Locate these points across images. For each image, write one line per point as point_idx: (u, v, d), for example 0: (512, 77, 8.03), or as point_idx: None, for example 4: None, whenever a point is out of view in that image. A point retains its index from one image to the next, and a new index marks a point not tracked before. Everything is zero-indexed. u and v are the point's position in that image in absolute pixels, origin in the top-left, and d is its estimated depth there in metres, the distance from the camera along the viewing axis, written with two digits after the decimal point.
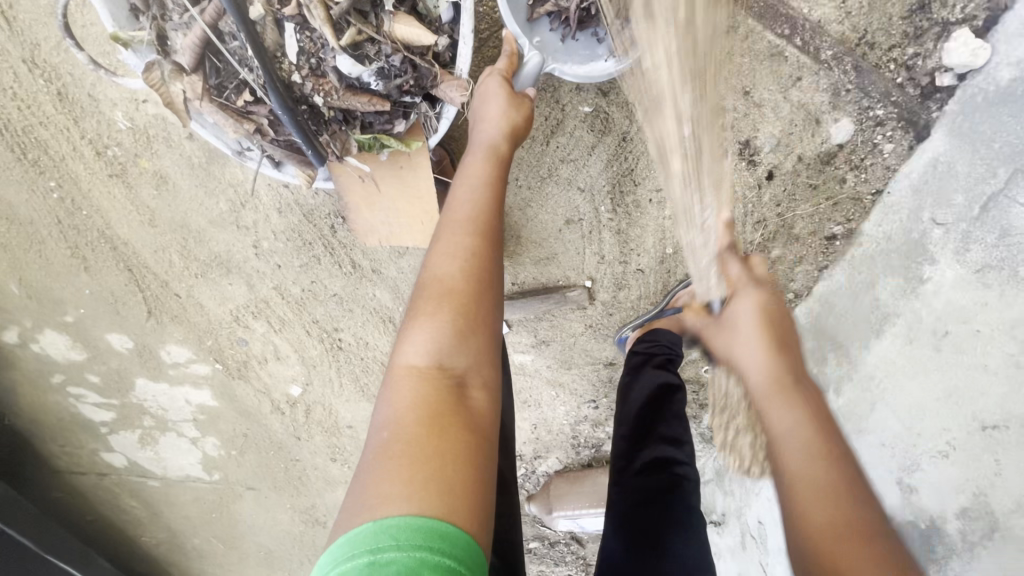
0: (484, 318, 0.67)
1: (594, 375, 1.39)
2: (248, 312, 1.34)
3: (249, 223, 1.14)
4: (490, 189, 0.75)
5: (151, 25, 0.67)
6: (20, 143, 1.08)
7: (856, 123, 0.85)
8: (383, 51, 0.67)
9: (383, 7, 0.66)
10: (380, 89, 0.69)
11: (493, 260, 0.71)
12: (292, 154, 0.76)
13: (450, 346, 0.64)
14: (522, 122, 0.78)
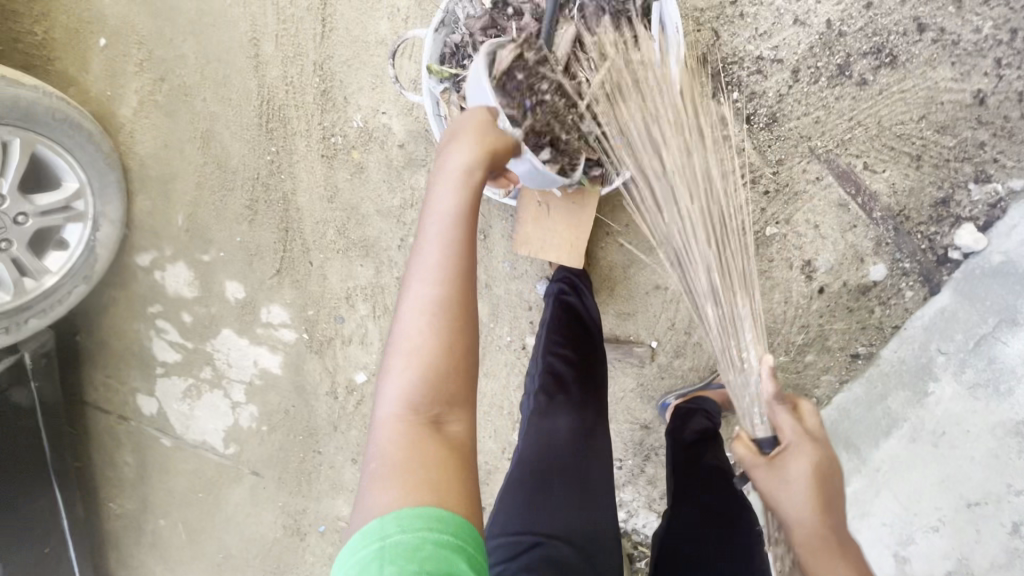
0: (452, 350, 0.76)
1: (628, 434, 1.56)
2: (360, 294, 1.58)
3: (408, 221, 1.44)
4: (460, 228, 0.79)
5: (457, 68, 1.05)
6: (269, 114, 1.41)
7: (889, 269, 1.16)
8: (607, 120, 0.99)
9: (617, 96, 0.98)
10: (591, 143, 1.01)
11: (460, 293, 0.77)
12: None
13: (418, 383, 0.75)
14: (483, 180, 0.81)
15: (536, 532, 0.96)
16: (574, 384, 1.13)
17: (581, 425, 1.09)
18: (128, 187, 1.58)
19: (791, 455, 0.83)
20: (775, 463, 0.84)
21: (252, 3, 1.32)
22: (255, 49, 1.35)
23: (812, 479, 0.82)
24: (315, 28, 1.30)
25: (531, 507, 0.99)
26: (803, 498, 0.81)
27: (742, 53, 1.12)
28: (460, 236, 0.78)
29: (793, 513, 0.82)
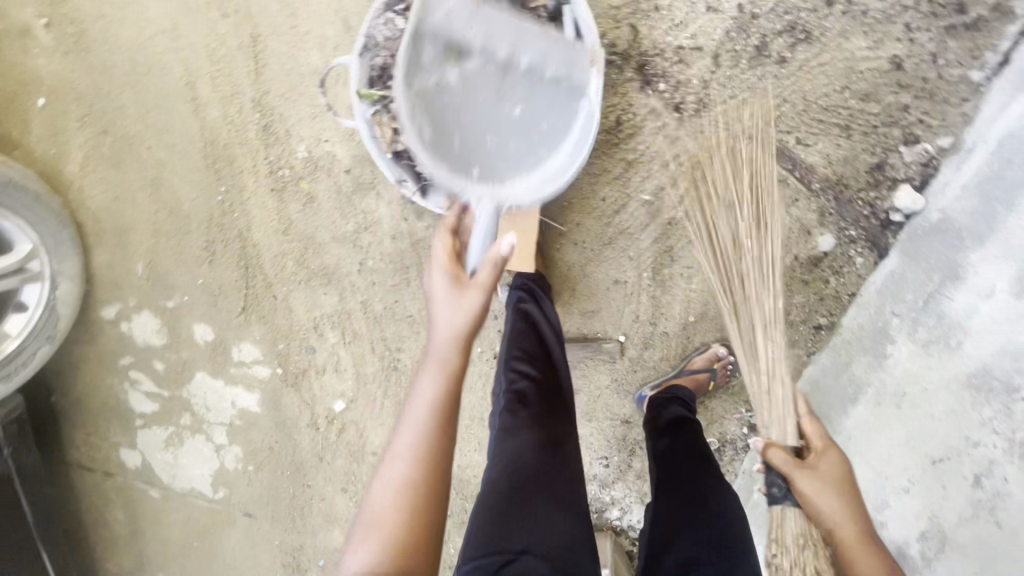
0: (439, 490, 0.78)
1: (611, 430, 1.54)
2: (328, 322, 1.58)
3: (365, 245, 1.45)
4: (451, 370, 0.84)
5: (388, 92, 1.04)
6: (215, 154, 1.41)
7: (837, 238, 1.18)
8: None
9: None
10: None
11: (451, 433, 0.81)
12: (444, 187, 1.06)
13: (405, 523, 0.75)
14: (467, 326, 0.85)
15: (504, 550, 0.93)
16: (536, 400, 1.12)
17: (544, 444, 1.07)
18: (85, 242, 1.58)
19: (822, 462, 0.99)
20: (811, 467, 0.99)
21: (184, 47, 1.33)
22: (192, 92, 1.36)
23: (843, 480, 0.97)
24: (248, 65, 1.31)
25: (503, 520, 0.96)
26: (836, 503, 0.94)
27: (661, 45, 1.19)
28: (452, 376, 0.83)
29: (832, 510, 0.94)
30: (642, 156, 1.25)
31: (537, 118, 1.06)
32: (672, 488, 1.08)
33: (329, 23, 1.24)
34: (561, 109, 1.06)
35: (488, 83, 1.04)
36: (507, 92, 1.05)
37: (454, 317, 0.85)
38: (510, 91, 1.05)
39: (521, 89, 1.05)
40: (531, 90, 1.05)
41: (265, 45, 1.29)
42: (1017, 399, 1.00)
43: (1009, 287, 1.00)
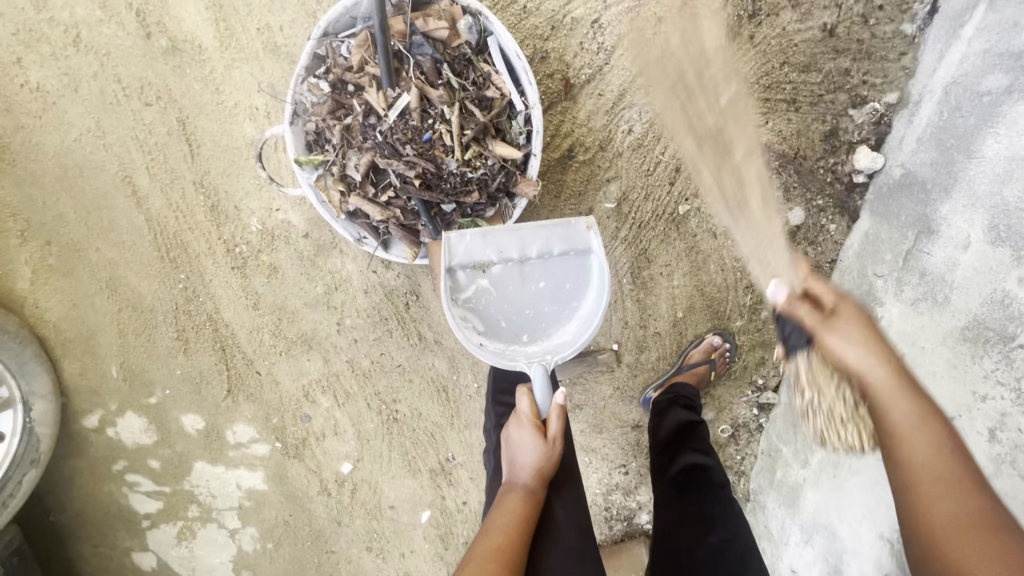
0: None
1: (623, 438, 1.49)
2: (318, 387, 1.52)
3: (338, 304, 1.41)
4: (519, 525, 0.87)
5: (322, 155, 0.97)
6: (167, 244, 1.35)
7: (805, 210, 1.20)
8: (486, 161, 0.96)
9: (488, 137, 0.95)
10: (480, 188, 0.98)
11: None
12: (406, 236, 1.03)
13: None
14: (550, 467, 0.93)
15: None
16: None
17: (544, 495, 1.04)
18: (51, 355, 1.50)
19: None
20: None
21: (112, 143, 1.26)
22: (130, 186, 1.30)
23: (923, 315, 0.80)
24: (182, 150, 1.26)
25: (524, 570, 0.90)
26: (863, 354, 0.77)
27: (595, 53, 1.17)
28: (518, 534, 0.86)
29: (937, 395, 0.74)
30: (597, 164, 1.22)
31: (560, 281, 0.99)
32: (674, 514, 1.04)
33: (255, 93, 1.20)
34: (577, 275, 0.99)
35: (513, 277, 0.98)
36: (526, 273, 0.98)
37: (537, 457, 0.92)
38: (531, 274, 0.98)
39: (539, 275, 0.98)
40: (552, 269, 0.98)
41: (196, 128, 1.24)
42: (1016, 348, 0.85)
43: (983, 235, 0.90)
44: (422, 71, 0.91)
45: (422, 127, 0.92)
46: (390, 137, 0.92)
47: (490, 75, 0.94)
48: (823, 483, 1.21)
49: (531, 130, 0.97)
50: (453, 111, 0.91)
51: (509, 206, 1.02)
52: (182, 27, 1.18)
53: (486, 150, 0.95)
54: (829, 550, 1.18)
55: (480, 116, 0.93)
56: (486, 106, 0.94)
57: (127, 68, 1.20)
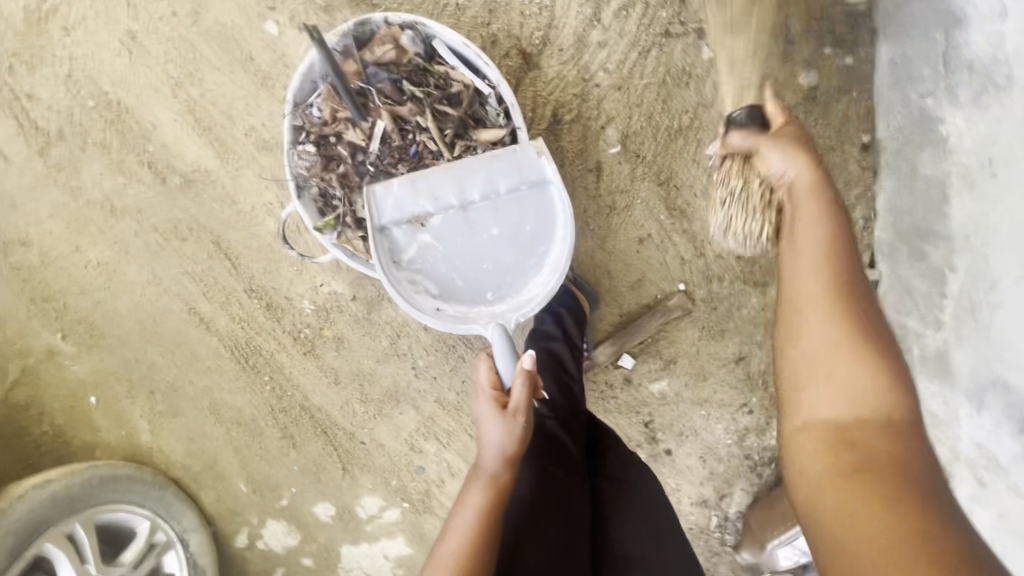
0: None
1: (730, 376, 1.39)
2: (420, 436, 1.55)
3: (406, 349, 1.45)
4: (482, 524, 0.77)
5: (330, 213, 1.02)
6: (245, 354, 1.46)
7: (814, 67, 1.20)
8: (477, 150, 0.98)
9: (469, 129, 0.98)
10: None
11: None
12: None
13: None
14: (515, 449, 0.82)
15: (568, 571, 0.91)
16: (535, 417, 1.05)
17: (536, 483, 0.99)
18: (189, 494, 1.59)
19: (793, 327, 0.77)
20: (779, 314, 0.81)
21: (168, 283, 1.38)
22: (196, 315, 1.41)
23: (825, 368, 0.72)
24: (225, 265, 1.35)
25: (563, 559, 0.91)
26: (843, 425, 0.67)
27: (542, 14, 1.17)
28: (485, 535, 0.76)
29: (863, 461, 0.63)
30: (586, 117, 1.20)
31: (518, 222, 0.95)
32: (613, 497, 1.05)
33: (264, 188, 1.26)
34: (536, 212, 0.95)
35: (458, 226, 0.95)
36: (476, 221, 0.95)
37: (501, 438, 0.82)
38: (479, 220, 0.95)
39: (493, 221, 0.95)
40: (502, 209, 0.95)
41: (229, 242, 1.33)
42: None
43: None
44: (386, 95, 0.96)
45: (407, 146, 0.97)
46: (383, 164, 0.98)
47: (448, 73, 0.97)
48: (967, 337, 1.06)
49: (507, 106, 0.98)
50: (429, 119, 0.96)
51: None
52: (185, 160, 1.25)
53: (472, 142, 0.98)
54: (1008, 405, 1.00)
55: (453, 114, 0.97)
56: (456, 102, 0.97)
57: (158, 215, 1.30)
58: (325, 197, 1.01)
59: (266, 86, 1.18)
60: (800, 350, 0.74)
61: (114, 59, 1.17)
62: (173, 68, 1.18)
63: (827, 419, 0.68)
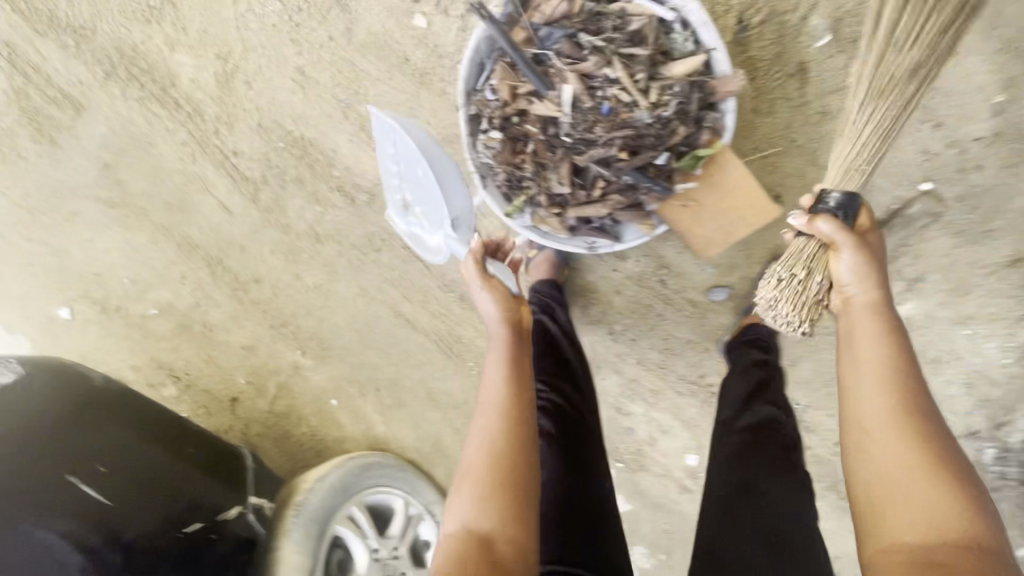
0: (511, 517, 0.78)
1: (1003, 285, 1.16)
2: (625, 399, 1.52)
3: (599, 316, 1.42)
4: (511, 398, 0.86)
5: (521, 196, 0.99)
6: (450, 345, 1.55)
7: None
8: (674, 87, 0.89)
9: (660, 65, 0.89)
10: (679, 119, 0.91)
11: (517, 474, 0.80)
12: (636, 214, 0.97)
13: (486, 524, 0.77)
14: (511, 311, 0.94)
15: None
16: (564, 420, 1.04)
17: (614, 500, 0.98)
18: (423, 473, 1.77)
19: (861, 323, 0.82)
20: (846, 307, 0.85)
21: (374, 292, 1.50)
22: (402, 316, 1.53)
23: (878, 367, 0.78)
24: (421, 266, 1.44)
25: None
26: (885, 445, 0.73)
27: None
28: (511, 379, 0.87)
29: (885, 466, 0.72)
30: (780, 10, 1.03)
31: (410, 169, 1.02)
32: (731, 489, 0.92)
33: None
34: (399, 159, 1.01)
35: (418, 193, 1.04)
36: (406, 170, 1.02)
37: (493, 305, 0.94)
38: (411, 171, 1.02)
39: (398, 181, 1.05)
40: (407, 166, 1.02)
41: None
42: None
43: None
44: (567, 55, 0.89)
45: (597, 102, 0.90)
46: (576, 131, 0.92)
47: (626, 10, 0.89)
48: None
49: (693, 31, 0.89)
50: (618, 66, 0.88)
51: (712, 117, 0.92)
52: (367, 176, 1.31)
53: (665, 78, 0.89)
54: None
55: (642, 51, 0.88)
56: (639, 39, 0.88)
57: (354, 233, 1.41)
58: (516, 180, 0.98)
59: (424, 83, 1.17)
60: (856, 368, 0.80)
61: (292, 97, 1.24)
62: (341, 91, 1.21)
63: (878, 441, 0.74)
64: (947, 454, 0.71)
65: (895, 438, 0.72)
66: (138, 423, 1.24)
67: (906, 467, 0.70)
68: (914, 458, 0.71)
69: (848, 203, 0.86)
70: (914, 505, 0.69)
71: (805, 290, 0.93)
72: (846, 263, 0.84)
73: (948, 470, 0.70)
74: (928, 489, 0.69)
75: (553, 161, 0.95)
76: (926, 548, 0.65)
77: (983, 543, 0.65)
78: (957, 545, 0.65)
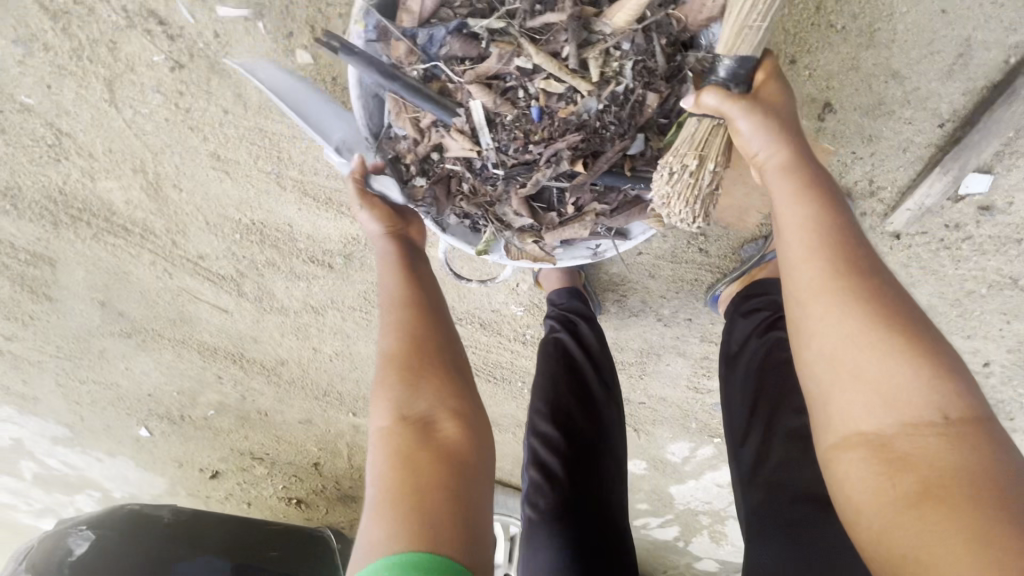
0: (431, 388, 0.73)
1: None
2: (701, 378, 1.33)
3: (641, 304, 1.20)
4: (411, 296, 0.81)
5: (488, 232, 0.90)
6: (490, 372, 1.40)
7: None
8: (621, 47, 0.73)
9: (597, 25, 0.72)
10: (637, 85, 0.74)
11: (437, 356, 0.76)
12: (623, 210, 0.87)
13: (406, 402, 0.72)
14: (388, 219, 0.85)
15: None
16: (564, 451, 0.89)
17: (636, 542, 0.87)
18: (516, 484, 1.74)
19: (774, 176, 0.63)
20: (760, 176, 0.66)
21: None
22: None
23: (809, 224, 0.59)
24: None
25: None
26: (832, 328, 0.56)
27: None
28: (409, 279, 0.82)
29: (831, 354, 0.56)
30: None
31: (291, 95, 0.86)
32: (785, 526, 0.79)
33: None
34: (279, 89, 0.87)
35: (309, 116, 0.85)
36: (290, 116, 0.88)
37: (374, 219, 0.85)
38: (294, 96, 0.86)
39: (286, 113, 0.87)
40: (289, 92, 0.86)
41: None
42: None
43: None
44: (460, 59, 0.75)
45: (523, 104, 0.75)
46: (512, 154, 0.79)
47: None
48: None
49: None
50: (532, 53, 0.72)
51: (686, 60, 0.75)
52: (334, 238, 1.16)
53: (611, 35, 0.72)
54: None
55: (558, 13, 0.72)
56: (557, 4, 0.72)
57: (348, 295, 1.28)
58: (473, 217, 0.90)
59: None
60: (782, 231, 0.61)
61: (222, 185, 1.10)
62: (266, 162, 1.05)
63: (828, 326, 0.56)
64: (902, 306, 0.56)
65: (851, 308, 0.55)
66: (176, 526, 1.33)
67: (857, 339, 0.54)
68: (867, 333, 0.55)
69: (738, 71, 0.67)
70: (875, 397, 0.54)
71: (699, 183, 0.72)
72: (744, 130, 0.64)
73: (912, 333, 0.54)
74: (889, 368, 0.53)
75: (502, 189, 0.83)
76: (894, 451, 0.53)
77: (958, 414, 0.52)
78: (928, 428, 0.52)
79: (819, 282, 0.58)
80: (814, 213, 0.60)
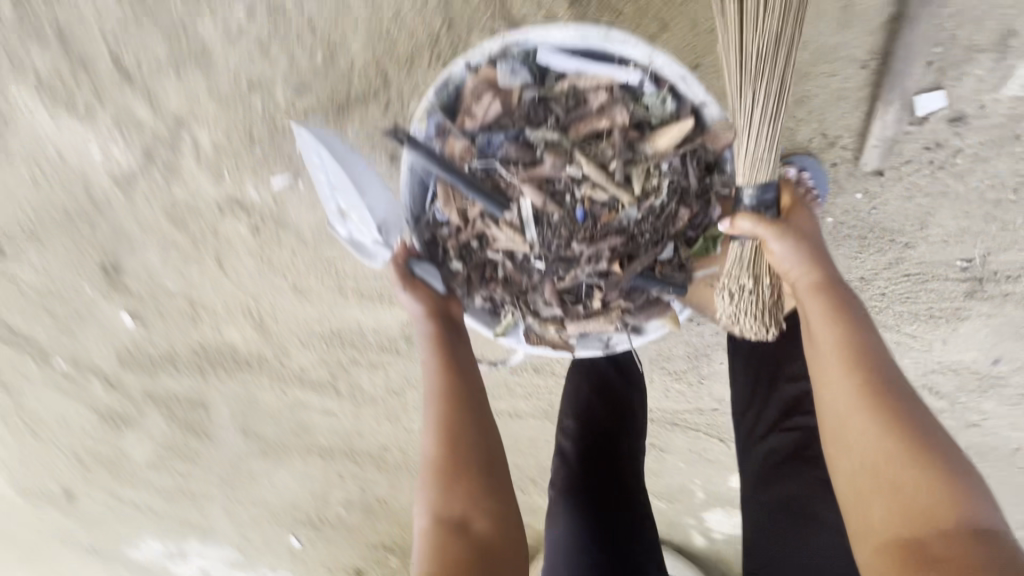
0: (464, 486, 0.85)
1: None
2: None
3: None
4: (443, 392, 0.91)
5: (509, 317, 1.09)
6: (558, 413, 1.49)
7: None
8: (660, 163, 0.97)
9: (643, 147, 0.97)
10: (670, 199, 0.99)
11: (468, 452, 0.87)
12: (647, 313, 1.08)
13: (443, 501, 0.84)
14: (430, 305, 1.00)
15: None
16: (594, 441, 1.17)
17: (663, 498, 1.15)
18: None
19: (813, 308, 0.85)
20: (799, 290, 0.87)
21: None
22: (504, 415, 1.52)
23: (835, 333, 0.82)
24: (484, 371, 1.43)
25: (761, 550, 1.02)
26: (862, 434, 0.76)
27: None
28: (444, 374, 0.93)
29: (867, 450, 0.76)
30: None
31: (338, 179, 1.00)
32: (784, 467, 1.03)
33: None
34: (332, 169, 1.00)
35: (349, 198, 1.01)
36: (334, 176, 1.00)
37: (417, 305, 1.00)
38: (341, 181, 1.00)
39: (331, 191, 1.03)
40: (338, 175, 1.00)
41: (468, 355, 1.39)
42: None
43: None
44: (516, 162, 0.99)
45: (570, 210, 1.01)
46: (552, 249, 1.03)
47: (579, 91, 0.96)
48: None
49: (668, 85, 0.92)
50: (584, 169, 0.98)
51: (720, 180, 0.97)
52: (393, 326, 1.40)
53: (649, 154, 0.97)
54: None
55: (609, 137, 0.97)
56: (607, 131, 0.97)
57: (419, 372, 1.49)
58: (500, 301, 1.09)
59: None
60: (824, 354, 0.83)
61: (304, 309, 1.39)
62: (328, 282, 1.33)
63: (868, 431, 0.76)
64: (921, 428, 0.74)
65: (880, 424, 0.75)
66: None
67: (886, 447, 0.74)
68: (891, 440, 0.74)
69: (764, 197, 0.87)
70: (895, 495, 0.72)
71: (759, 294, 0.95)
72: (780, 252, 0.85)
73: (927, 450, 0.73)
74: (913, 474, 0.72)
75: (532, 274, 1.06)
76: (905, 542, 0.70)
77: (964, 526, 0.68)
78: (935, 528, 0.69)
79: (851, 395, 0.79)
80: (849, 338, 0.81)
